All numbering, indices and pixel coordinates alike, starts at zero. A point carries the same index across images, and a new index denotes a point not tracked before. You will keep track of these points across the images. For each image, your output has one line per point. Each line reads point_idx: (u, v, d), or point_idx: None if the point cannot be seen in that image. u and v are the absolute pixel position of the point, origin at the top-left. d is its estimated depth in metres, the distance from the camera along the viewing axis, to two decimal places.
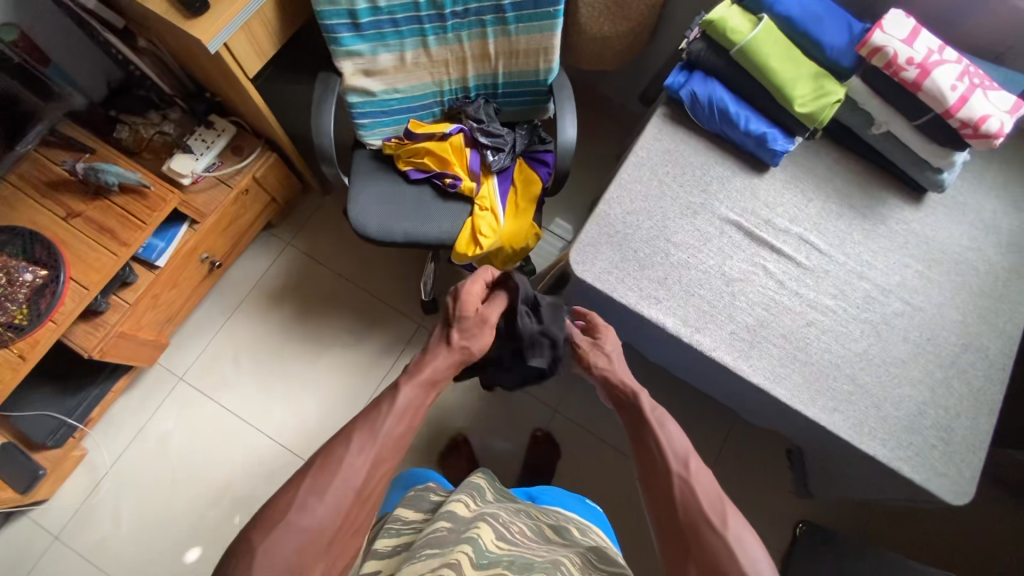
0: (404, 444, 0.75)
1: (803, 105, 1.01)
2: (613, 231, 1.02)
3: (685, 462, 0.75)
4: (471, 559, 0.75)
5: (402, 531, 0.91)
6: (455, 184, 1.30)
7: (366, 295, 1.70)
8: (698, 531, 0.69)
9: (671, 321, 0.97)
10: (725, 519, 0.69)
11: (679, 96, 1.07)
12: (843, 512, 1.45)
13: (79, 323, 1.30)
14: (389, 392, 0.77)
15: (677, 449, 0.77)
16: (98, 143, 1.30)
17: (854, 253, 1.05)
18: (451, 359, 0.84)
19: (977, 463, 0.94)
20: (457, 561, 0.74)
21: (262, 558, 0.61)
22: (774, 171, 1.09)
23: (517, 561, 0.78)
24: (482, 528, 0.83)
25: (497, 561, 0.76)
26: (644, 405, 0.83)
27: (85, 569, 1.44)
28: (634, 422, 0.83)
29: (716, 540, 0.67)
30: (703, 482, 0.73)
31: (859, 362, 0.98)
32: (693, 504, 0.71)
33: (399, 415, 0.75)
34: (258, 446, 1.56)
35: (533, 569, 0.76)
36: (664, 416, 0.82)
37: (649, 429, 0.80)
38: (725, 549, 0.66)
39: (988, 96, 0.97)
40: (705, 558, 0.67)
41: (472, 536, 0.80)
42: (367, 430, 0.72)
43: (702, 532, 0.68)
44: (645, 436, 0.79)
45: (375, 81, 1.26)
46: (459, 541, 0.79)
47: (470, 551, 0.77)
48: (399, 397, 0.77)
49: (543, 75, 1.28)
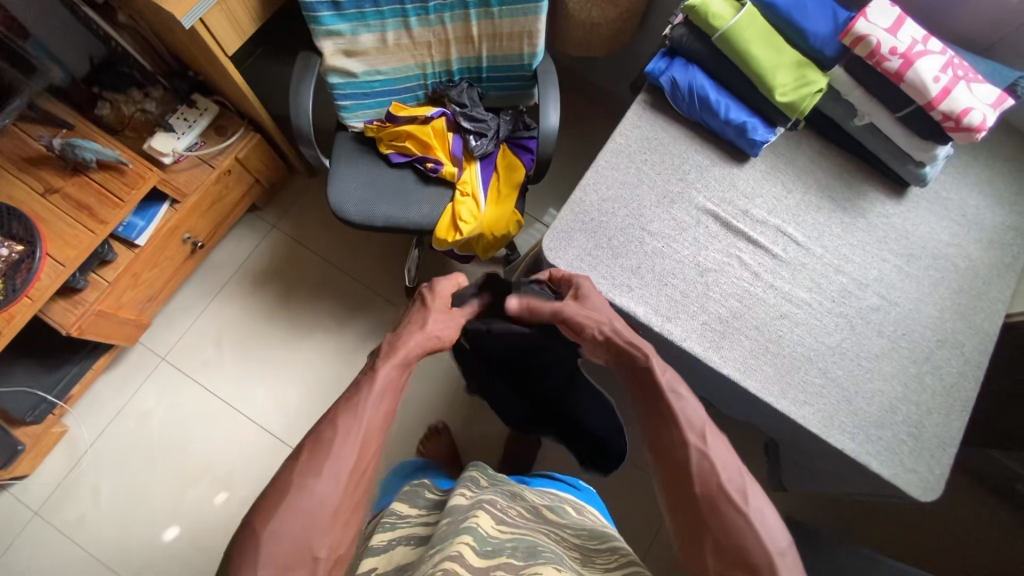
0: (390, 417, 0.74)
1: (784, 95, 1.00)
2: (587, 218, 1.01)
3: (702, 433, 0.70)
4: (472, 548, 0.72)
5: (397, 525, 0.90)
6: (436, 168, 1.29)
7: (350, 279, 1.69)
8: (715, 505, 0.65)
9: (643, 309, 0.96)
10: (747, 497, 0.64)
11: (659, 82, 1.06)
12: (819, 506, 1.45)
13: (57, 299, 1.29)
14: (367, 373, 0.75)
15: (692, 417, 0.71)
16: (77, 119, 1.30)
17: (831, 246, 1.04)
18: (424, 343, 0.83)
19: (946, 460, 0.93)
20: (459, 553, 0.70)
21: (268, 542, 0.60)
22: (753, 162, 1.08)
23: (520, 546, 0.76)
24: (481, 516, 0.80)
25: (500, 548, 0.74)
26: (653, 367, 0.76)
27: (64, 545, 1.45)
28: (647, 392, 0.76)
29: (739, 519, 0.63)
30: (722, 451, 0.68)
31: (831, 356, 0.97)
32: (711, 479, 0.66)
33: (385, 390, 0.74)
34: (241, 428, 1.56)
35: (538, 555, 0.73)
36: (674, 379, 0.76)
37: (660, 395, 0.74)
38: (747, 527, 0.62)
39: (972, 88, 0.95)
40: (725, 535, 0.63)
41: (471, 525, 0.77)
42: (351, 412, 0.70)
43: (722, 511, 0.64)
44: (659, 406, 0.73)
45: (356, 62, 1.25)
46: (458, 532, 0.75)
47: (470, 541, 0.73)
48: (379, 376, 0.75)
49: (527, 59, 1.26)
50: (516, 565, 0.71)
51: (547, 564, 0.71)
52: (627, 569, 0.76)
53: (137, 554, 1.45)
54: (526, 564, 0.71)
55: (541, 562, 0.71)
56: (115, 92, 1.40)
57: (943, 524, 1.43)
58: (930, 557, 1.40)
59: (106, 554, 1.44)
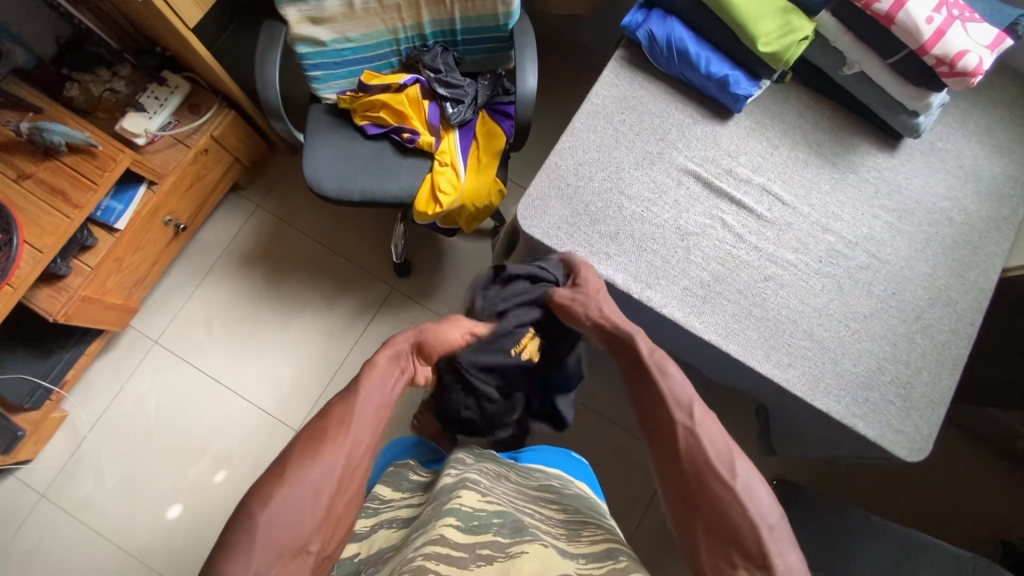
0: (385, 416, 0.74)
1: (768, 44, 0.94)
2: (563, 183, 0.97)
3: (689, 411, 0.73)
4: (456, 527, 0.71)
5: (380, 510, 0.89)
6: (413, 139, 1.25)
7: (336, 257, 1.68)
8: (703, 480, 0.68)
9: (621, 277, 0.94)
10: (734, 470, 0.67)
11: (636, 37, 1.01)
12: (816, 468, 1.44)
13: (40, 286, 1.28)
14: (365, 370, 0.77)
15: (680, 397, 0.75)
16: (46, 103, 1.25)
17: (819, 204, 1.00)
18: (410, 335, 0.84)
19: (935, 420, 0.91)
20: (442, 535, 0.69)
21: (262, 530, 0.60)
22: (737, 118, 1.03)
23: (507, 524, 0.75)
24: (464, 495, 0.78)
25: (486, 524, 0.74)
26: (642, 349, 0.81)
27: (71, 524, 1.49)
28: (636, 372, 0.81)
29: (725, 492, 0.66)
30: (710, 428, 0.71)
31: (817, 318, 0.94)
32: (698, 455, 0.69)
33: (383, 390, 0.76)
34: (237, 408, 1.57)
35: (524, 532, 0.73)
36: (663, 359, 0.80)
37: (652, 377, 0.78)
38: (734, 500, 0.65)
39: (967, 29, 0.90)
40: (714, 508, 0.66)
41: (454, 506, 0.75)
42: (347, 404, 0.72)
43: (711, 486, 0.67)
44: (649, 388, 0.78)
45: (324, 30, 1.20)
46: (441, 514, 0.74)
47: (454, 521, 0.72)
48: (376, 374, 0.76)
49: (503, 19, 1.21)
50: (502, 542, 0.70)
51: (532, 541, 0.70)
52: (611, 544, 0.77)
53: (143, 532, 1.48)
54: (513, 541, 0.70)
55: (525, 540, 0.71)
56: (84, 73, 1.37)
57: (935, 483, 1.42)
58: (925, 515, 1.40)
59: (114, 533, 1.48)
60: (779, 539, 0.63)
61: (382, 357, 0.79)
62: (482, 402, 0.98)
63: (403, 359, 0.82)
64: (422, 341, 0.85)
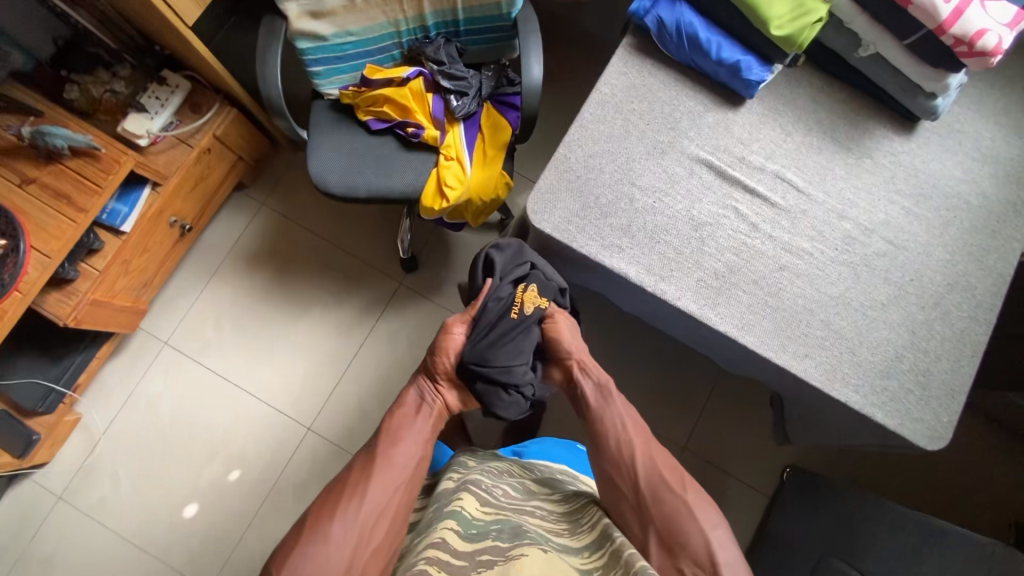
0: (404, 472, 0.85)
1: (780, 28, 0.92)
2: (573, 176, 0.95)
3: (645, 438, 0.90)
4: (457, 533, 0.73)
5: None
6: (417, 133, 1.24)
7: (342, 253, 1.67)
8: (658, 494, 0.83)
9: (634, 270, 0.92)
10: (685, 487, 0.83)
11: (645, 23, 0.99)
12: (830, 456, 1.44)
13: (49, 291, 1.28)
14: (386, 428, 0.91)
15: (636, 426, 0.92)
16: (46, 106, 1.23)
17: (834, 190, 0.98)
18: (420, 375, 1.00)
19: (955, 408, 0.90)
20: (443, 540, 0.71)
21: None
22: (749, 104, 1.01)
23: (506, 529, 0.75)
24: (465, 498, 0.79)
25: (485, 532, 0.74)
26: (606, 381, 0.97)
27: (90, 524, 1.50)
28: (595, 399, 0.96)
29: (673, 499, 0.82)
30: (662, 455, 0.88)
31: (835, 307, 0.93)
32: (655, 474, 0.85)
33: (402, 450, 0.88)
34: (250, 407, 1.57)
35: (523, 536, 0.73)
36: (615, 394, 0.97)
37: (608, 398, 0.95)
38: (682, 507, 0.81)
39: (986, 7, 0.88)
40: (665, 513, 0.81)
41: (455, 509, 0.77)
42: (365, 464, 0.85)
43: (663, 496, 0.83)
44: (606, 414, 0.94)
45: (324, 24, 1.18)
46: (443, 518, 0.76)
47: (455, 526, 0.74)
48: (395, 432, 0.90)
49: (506, 8, 1.19)
50: (501, 547, 0.71)
51: (532, 544, 0.70)
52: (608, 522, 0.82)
53: (161, 532, 1.49)
54: (512, 545, 0.71)
55: (525, 543, 0.71)
56: (80, 74, 1.34)
57: (951, 469, 1.41)
58: (941, 501, 1.39)
59: (132, 533, 1.49)
60: (722, 543, 0.78)
61: (408, 396, 0.98)
62: (521, 390, 0.97)
63: (428, 396, 0.98)
64: (428, 368, 0.99)
